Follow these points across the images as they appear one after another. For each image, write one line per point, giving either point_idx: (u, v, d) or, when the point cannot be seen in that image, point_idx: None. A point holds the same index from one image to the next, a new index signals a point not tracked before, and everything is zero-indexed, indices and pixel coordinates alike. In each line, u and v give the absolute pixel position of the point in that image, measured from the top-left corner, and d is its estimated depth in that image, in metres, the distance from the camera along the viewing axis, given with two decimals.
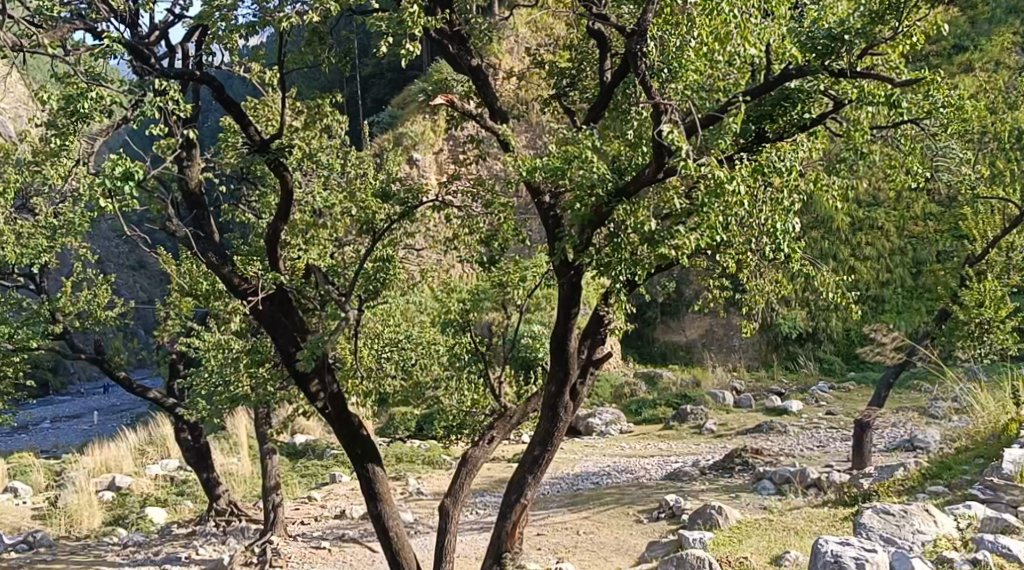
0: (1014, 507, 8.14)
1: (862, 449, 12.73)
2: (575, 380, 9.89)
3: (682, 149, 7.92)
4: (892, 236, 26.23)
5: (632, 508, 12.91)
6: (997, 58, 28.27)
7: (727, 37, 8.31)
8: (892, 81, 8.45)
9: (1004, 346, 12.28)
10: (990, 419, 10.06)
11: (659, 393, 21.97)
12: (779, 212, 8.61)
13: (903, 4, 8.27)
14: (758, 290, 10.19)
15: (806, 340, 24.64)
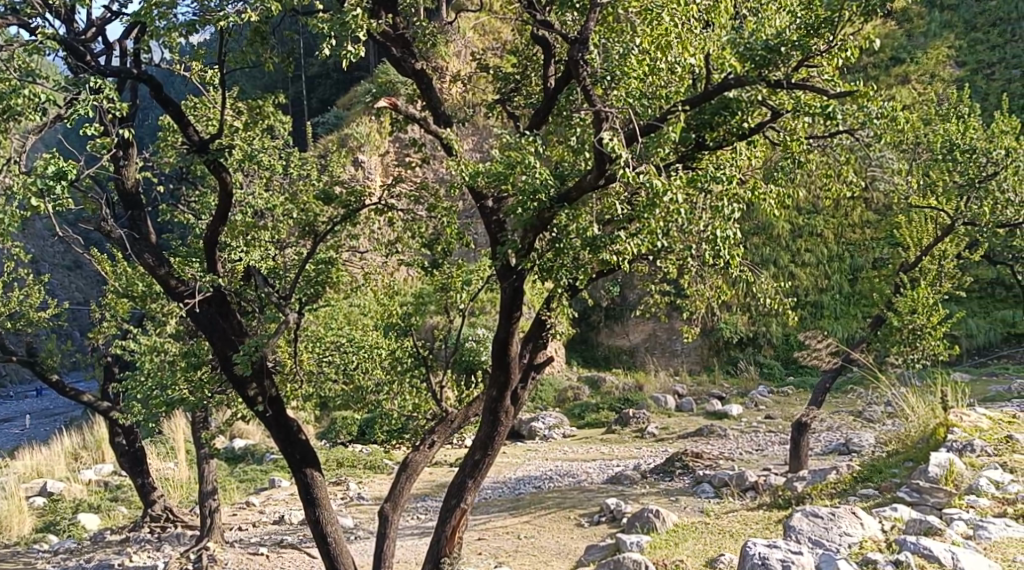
0: (938, 509, 8.34)
1: (798, 452, 12.95)
2: (517, 384, 9.92)
3: (620, 156, 8.23)
4: (830, 242, 26.65)
5: (573, 512, 12.97)
6: (933, 71, 28.87)
7: (668, 47, 8.94)
8: (827, 93, 8.65)
9: (936, 352, 12.55)
10: (920, 423, 10.35)
11: (602, 396, 22.06)
12: (718, 219, 8.78)
13: (837, 18, 8.42)
14: (698, 295, 10.35)
15: (747, 345, 24.96)
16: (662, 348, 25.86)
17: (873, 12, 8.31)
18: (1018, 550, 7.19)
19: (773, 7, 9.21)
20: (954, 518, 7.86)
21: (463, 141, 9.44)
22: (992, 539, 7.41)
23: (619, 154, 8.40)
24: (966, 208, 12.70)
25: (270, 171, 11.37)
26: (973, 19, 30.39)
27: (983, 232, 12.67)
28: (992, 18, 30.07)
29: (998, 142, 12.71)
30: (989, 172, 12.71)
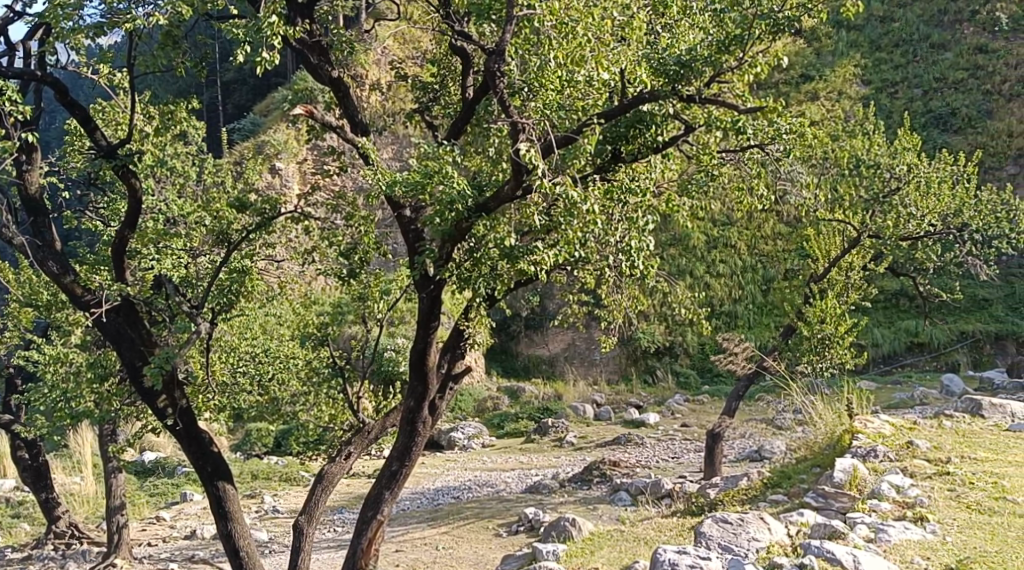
0: (843, 513, 8.54)
1: (713, 460, 13.17)
2: (435, 394, 9.89)
3: (538, 168, 8.31)
4: (744, 253, 27.16)
5: (491, 522, 12.97)
6: (840, 89, 29.70)
7: (582, 60, 8.94)
8: (737, 109, 9.05)
9: (843, 361, 12.83)
10: (827, 430, 10.69)
11: (522, 406, 22.10)
12: (634, 231, 8.90)
13: (747, 37, 8.76)
14: (616, 304, 10.48)
15: (663, 354, 25.32)
16: (581, 358, 26.01)
17: (780, 31, 8.68)
18: (915, 552, 7.43)
19: (686, 24, 9.48)
20: (857, 522, 8.07)
21: (380, 150, 9.40)
22: (892, 542, 7.65)
23: (536, 165, 8.41)
24: (871, 221, 13.20)
25: (182, 178, 11.14)
26: (877, 39, 31.39)
27: (886, 244, 13.26)
28: (895, 40, 31.12)
29: (900, 157, 13.49)
30: (892, 187, 13.48)
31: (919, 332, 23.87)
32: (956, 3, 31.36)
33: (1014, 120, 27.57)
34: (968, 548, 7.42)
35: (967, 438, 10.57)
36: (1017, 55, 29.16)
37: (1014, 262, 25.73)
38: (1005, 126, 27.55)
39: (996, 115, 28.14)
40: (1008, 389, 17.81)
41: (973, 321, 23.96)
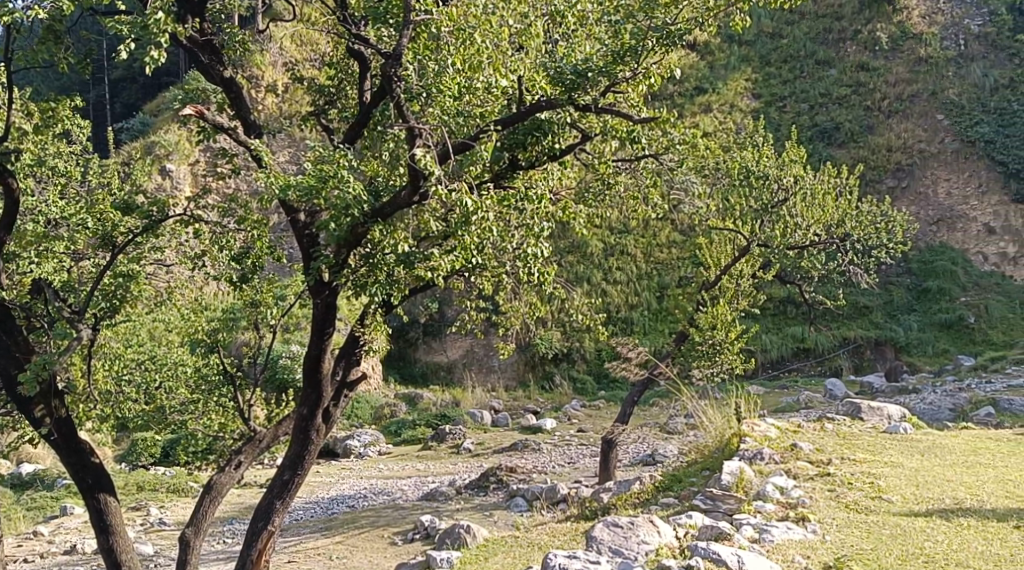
0: (729, 514, 8.73)
1: (607, 464, 13.33)
2: (329, 402, 9.76)
3: (434, 173, 8.43)
4: (640, 261, 27.55)
5: (387, 530, 12.85)
6: (732, 102, 30.47)
7: (479, 68, 8.82)
8: (632, 117, 9.22)
9: (733, 366, 13.22)
10: (717, 433, 10.93)
11: (419, 413, 21.96)
12: (531, 236, 9.14)
13: (641, 48, 9.09)
14: (514, 311, 10.58)
15: (561, 359, 25.47)
16: (479, 364, 26.01)
17: (672, 43, 9.02)
18: (797, 551, 7.66)
19: (583, 33, 9.62)
20: (742, 523, 8.27)
21: (274, 153, 9.19)
22: (775, 542, 7.87)
23: (432, 172, 8.48)
24: (760, 230, 13.60)
25: (63, 178, 10.71)
26: (767, 55, 32.20)
27: (775, 252, 13.63)
28: (783, 55, 32.00)
29: (788, 169, 13.92)
30: (780, 198, 13.89)
31: (805, 338, 24.65)
32: (840, 21, 32.46)
33: (892, 136, 28.99)
34: (845, 546, 7.68)
35: (847, 441, 10.95)
36: (895, 74, 30.50)
37: (892, 271, 26.83)
38: (884, 140, 28.94)
39: (876, 131, 29.37)
40: (886, 393, 18.56)
41: (854, 328, 24.95)
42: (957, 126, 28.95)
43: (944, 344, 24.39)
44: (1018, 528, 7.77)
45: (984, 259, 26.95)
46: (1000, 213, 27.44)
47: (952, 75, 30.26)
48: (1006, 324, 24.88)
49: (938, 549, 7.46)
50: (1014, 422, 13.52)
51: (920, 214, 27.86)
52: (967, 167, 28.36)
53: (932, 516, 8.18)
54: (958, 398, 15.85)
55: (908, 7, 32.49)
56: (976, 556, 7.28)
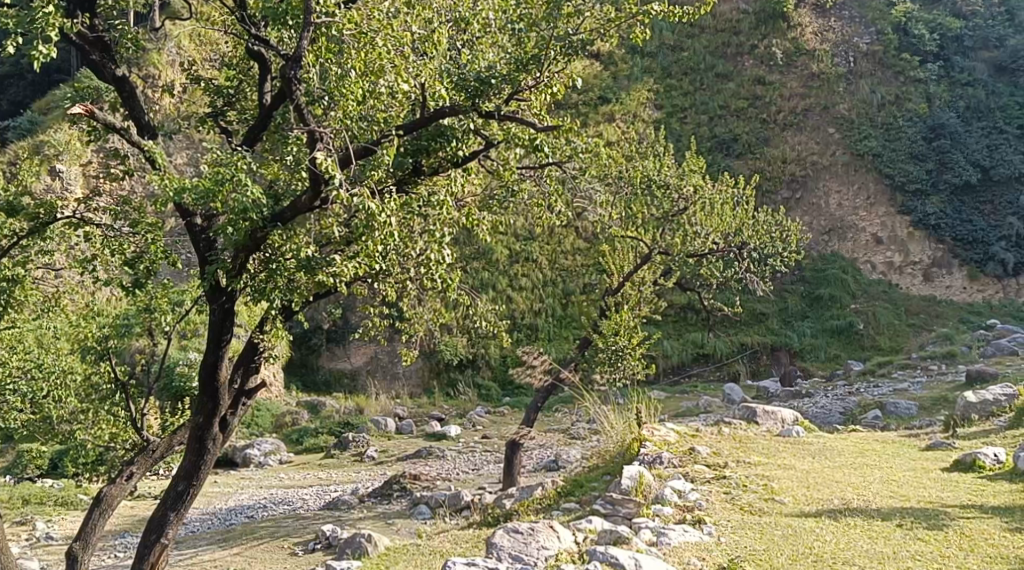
0: (629, 519, 8.82)
1: (511, 470, 13.36)
2: (226, 410, 9.58)
3: (335, 178, 8.37)
4: (545, 267, 27.38)
5: (287, 541, 12.59)
6: (635, 112, 30.46)
7: (381, 71, 8.97)
8: (535, 127, 9.43)
9: (635, 371, 13.50)
10: (618, 438, 11.07)
11: (322, 420, 21.64)
12: (435, 242, 9.17)
13: (544, 57, 9.30)
14: (418, 318, 10.61)
15: (465, 366, 25.36)
16: (383, 372, 25.79)
17: (575, 53, 9.34)
18: (693, 554, 7.80)
19: (486, 41, 9.79)
20: (641, 527, 8.38)
21: (168, 154, 8.90)
22: (672, 545, 8.00)
23: (332, 175, 8.49)
24: (661, 238, 13.89)
25: None
26: (668, 66, 32.11)
27: (675, 260, 13.92)
28: (684, 68, 32.00)
29: (688, 179, 14.24)
30: (681, 207, 14.14)
31: (705, 344, 25.16)
32: (739, 35, 32.81)
33: (787, 148, 29.86)
34: (739, 547, 7.85)
35: (743, 444, 11.20)
36: (790, 88, 31.28)
37: (787, 279, 27.59)
38: (779, 153, 29.81)
39: (773, 143, 30.15)
40: (780, 397, 19.08)
41: (752, 334, 25.60)
42: (848, 140, 30.00)
43: (836, 349, 25.26)
44: (901, 527, 8.06)
45: (872, 268, 28.19)
46: (887, 224, 28.73)
47: (843, 91, 31.08)
48: (892, 330, 25.95)
49: (826, 548, 7.67)
50: (900, 424, 14.09)
51: (813, 224, 28.93)
52: (856, 180, 29.50)
53: (822, 517, 8.42)
54: (848, 402, 16.39)
55: (801, 23, 32.81)
56: (861, 554, 7.52)
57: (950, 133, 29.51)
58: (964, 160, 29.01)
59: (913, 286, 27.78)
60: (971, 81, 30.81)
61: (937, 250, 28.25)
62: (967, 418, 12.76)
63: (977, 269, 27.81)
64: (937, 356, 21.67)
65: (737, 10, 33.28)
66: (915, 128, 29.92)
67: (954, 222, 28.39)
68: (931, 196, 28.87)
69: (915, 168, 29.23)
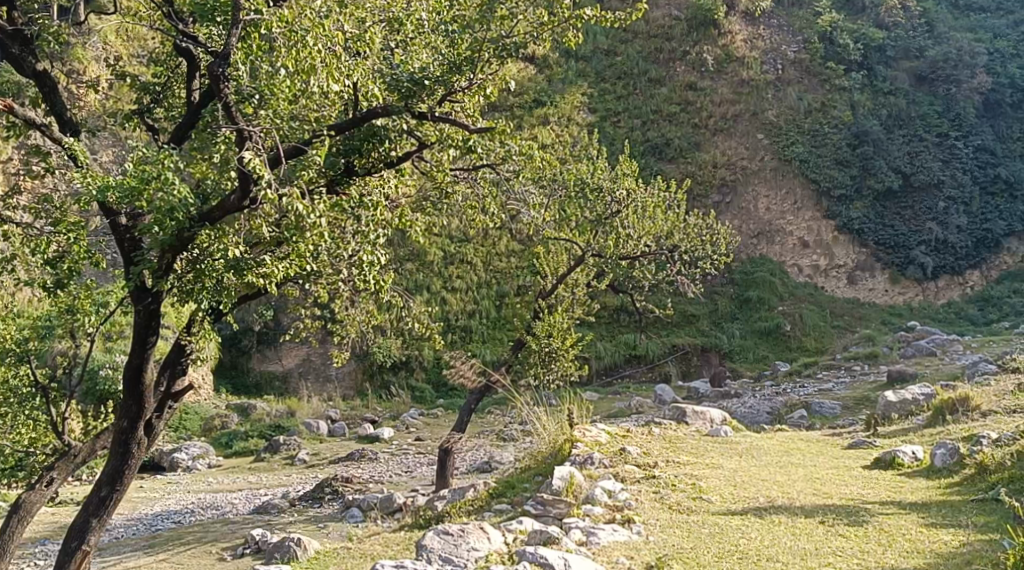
0: (559, 519, 8.86)
1: (443, 472, 13.37)
2: (152, 414, 9.42)
3: (263, 178, 8.31)
4: (478, 269, 27.21)
5: (215, 546, 12.39)
6: (568, 115, 30.52)
7: (312, 71, 8.76)
8: (469, 129, 9.62)
9: (567, 372, 13.65)
10: (550, 439, 11.13)
11: (252, 424, 21.32)
12: (367, 244, 9.26)
13: (478, 59, 9.49)
14: (350, 320, 10.62)
15: (399, 368, 25.19)
16: (315, 374, 25.53)
17: (507, 56, 9.55)
18: (621, 553, 7.87)
19: (420, 42, 9.83)
20: (571, 526, 8.42)
21: (90, 152, 8.71)
22: (601, 545, 8.07)
23: (261, 175, 8.36)
24: (594, 240, 14.04)
25: None
26: (602, 71, 32.28)
27: (608, 263, 14.09)
28: (617, 72, 32.19)
29: (621, 182, 14.25)
30: (613, 210, 14.22)
31: (637, 345, 25.34)
32: (671, 40, 32.82)
33: (718, 153, 30.30)
34: (666, 546, 7.94)
35: (673, 444, 11.34)
36: (720, 93, 31.51)
37: (717, 281, 27.98)
38: (710, 157, 30.25)
39: (703, 147, 30.58)
40: (710, 398, 19.35)
41: (683, 335, 25.96)
42: (777, 146, 30.49)
43: (764, 350, 25.73)
44: (823, 523, 8.24)
45: (799, 270, 28.88)
46: (813, 228, 29.43)
47: (771, 97, 31.48)
48: (818, 331, 26.56)
49: (751, 545, 7.81)
50: (824, 424, 14.41)
51: (742, 227, 29.43)
52: (784, 184, 30.01)
53: (747, 514, 8.56)
54: (775, 401, 16.70)
55: (732, 31, 32.77)
56: (784, 550, 7.67)
57: (873, 140, 30.17)
58: (886, 166, 29.98)
59: (838, 289, 28.62)
60: (893, 89, 31.58)
61: (860, 254, 29.19)
62: (888, 418, 13.08)
63: (898, 272, 28.90)
64: (860, 356, 22.20)
65: (670, 17, 33.14)
66: (840, 134, 30.51)
67: (876, 227, 29.43)
68: (855, 201, 29.73)
69: (840, 174, 29.91)
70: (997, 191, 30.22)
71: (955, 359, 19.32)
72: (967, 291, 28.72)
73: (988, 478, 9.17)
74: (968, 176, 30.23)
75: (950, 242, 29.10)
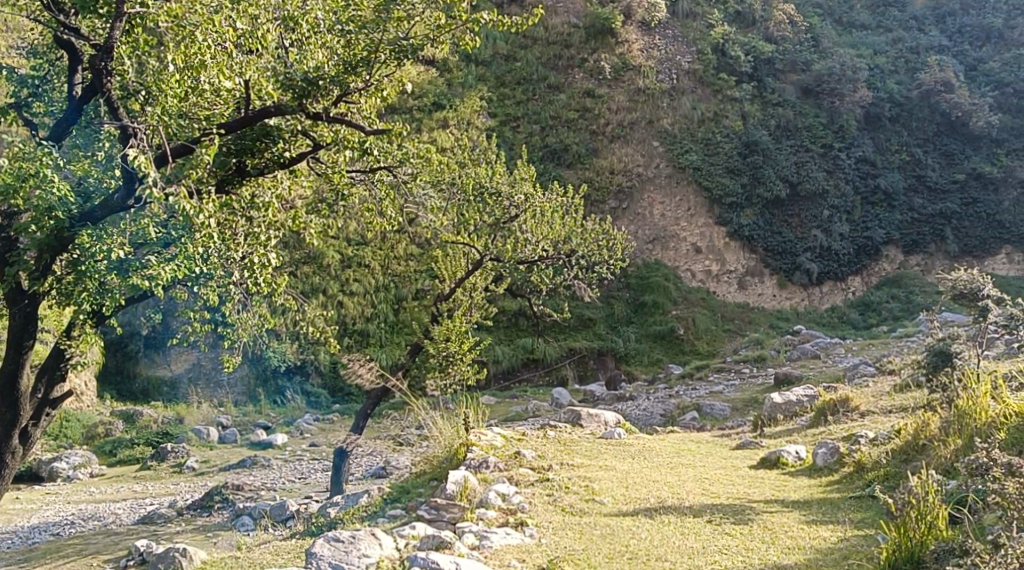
0: (453, 523, 8.78)
1: (338, 477, 13.17)
2: (27, 421, 9.29)
3: (149, 175, 8.11)
4: (377, 273, 26.65)
5: (97, 559, 11.96)
6: (467, 120, 30.02)
7: (202, 67, 8.90)
8: (364, 130, 9.89)
9: (465, 377, 13.57)
10: (445, 443, 11.10)
11: (138, 431, 20.63)
12: (258, 246, 9.23)
13: (374, 60, 9.57)
14: (241, 324, 10.33)
15: (294, 373, 24.57)
16: (206, 379, 24.89)
17: (405, 58, 9.60)
18: (513, 556, 7.88)
19: (315, 42, 9.70)
20: (464, 530, 8.39)
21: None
22: (494, 548, 8.07)
23: (146, 173, 8.22)
24: (493, 245, 13.94)
25: None
26: (502, 75, 31.80)
27: (506, 266, 14.05)
28: (517, 77, 31.81)
29: (518, 187, 14.38)
30: (511, 214, 14.31)
31: (535, 349, 25.38)
32: (569, 47, 32.56)
33: (615, 160, 30.61)
34: (558, 548, 7.99)
35: (567, 447, 11.42)
36: (617, 101, 31.60)
37: (614, 286, 28.32)
38: (607, 164, 30.55)
39: (601, 154, 30.79)
40: (605, 400, 19.63)
41: (579, 339, 26.18)
42: (670, 154, 31.06)
43: (658, 353, 26.28)
44: (711, 523, 8.39)
45: (692, 276, 29.57)
46: (705, 234, 30.23)
47: (666, 106, 31.88)
48: (709, 334, 27.34)
49: (641, 545, 7.91)
50: (715, 425, 14.73)
51: (637, 233, 29.94)
52: (678, 192, 30.70)
53: (638, 515, 8.67)
54: (668, 404, 16.94)
55: (629, 40, 32.95)
56: (673, 549, 7.79)
57: (762, 150, 30.99)
58: (775, 175, 30.86)
59: (728, 293, 29.56)
60: (781, 100, 32.46)
61: (750, 259, 30.19)
62: (775, 418, 13.46)
63: (785, 278, 30.08)
64: (749, 359, 22.75)
65: (568, 23, 32.95)
66: (731, 144, 31.24)
67: (765, 233, 30.43)
68: (745, 209, 30.54)
69: (731, 182, 30.67)
70: (877, 201, 31.63)
71: (838, 362, 20.04)
72: (850, 296, 30.16)
73: (865, 476, 9.49)
74: (851, 186, 31.58)
75: (834, 249, 30.47)
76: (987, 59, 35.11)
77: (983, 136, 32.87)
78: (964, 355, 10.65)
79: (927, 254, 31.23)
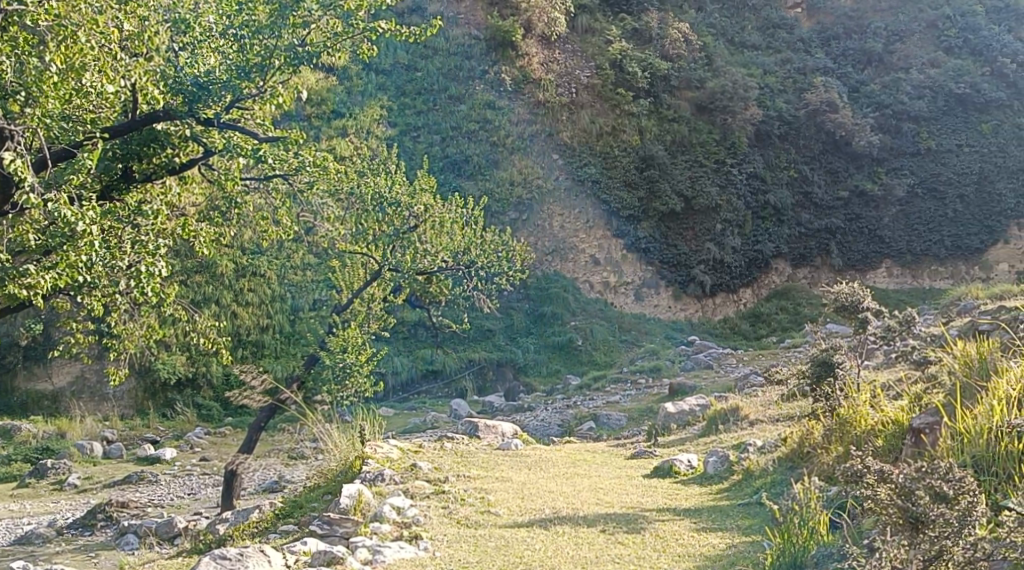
0: (346, 538, 8.63)
1: (229, 493, 12.85)
2: None
3: (27, 179, 7.91)
4: (273, 282, 25.17)
5: None
6: (368, 128, 29.83)
7: (84, 70, 9.03)
8: (258, 136, 10.17)
9: (362, 389, 13.18)
10: (340, 456, 10.87)
11: (16, 447, 19.75)
12: (146, 254, 8.93)
13: (267, 67, 10.02)
14: (127, 335, 10.21)
15: (183, 386, 23.93)
16: (91, 393, 23.92)
17: (298, 65, 10.10)
18: None
19: (208, 46, 9.98)
20: (357, 545, 8.27)
21: None
22: (386, 562, 7.95)
23: (23, 178, 7.98)
24: (390, 255, 13.91)
25: None
26: (402, 85, 31.73)
27: (404, 277, 13.97)
28: (417, 87, 31.78)
29: (418, 198, 14.03)
30: (410, 224, 14.08)
31: (434, 361, 25.19)
32: (470, 59, 32.46)
33: (514, 171, 30.67)
34: (451, 561, 7.92)
35: (463, 458, 11.38)
36: (517, 113, 31.59)
37: (513, 296, 28.40)
38: (508, 175, 30.52)
39: (500, 165, 30.71)
40: (503, 412, 19.61)
41: (479, 350, 26.15)
42: (569, 167, 31.29)
43: (556, 364, 26.49)
44: (604, 532, 8.43)
45: (590, 286, 29.88)
46: (603, 246, 30.63)
47: (565, 119, 31.78)
48: (606, 345, 27.43)
49: (534, 556, 7.89)
50: (611, 435, 14.91)
51: (537, 245, 30.09)
52: (577, 204, 30.91)
53: (532, 526, 8.67)
54: (564, 415, 17.02)
55: (529, 53, 32.50)
56: (566, 560, 7.79)
57: (658, 164, 31.68)
58: (670, 190, 31.51)
59: (626, 305, 29.94)
60: (676, 116, 32.83)
61: (646, 270, 30.72)
62: (668, 427, 13.68)
63: (680, 289, 30.82)
64: (645, 369, 23.03)
65: (469, 35, 32.82)
66: (628, 158, 31.63)
67: (660, 246, 31.10)
68: (641, 222, 31.14)
69: (628, 196, 31.17)
70: (766, 216, 32.68)
71: (729, 372, 20.42)
72: (741, 308, 31.25)
73: (753, 483, 9.73)
74: (742, 201, 32.43)
75: (726, 262, 31.37)
76: (868, 82, 36.19)
77: (864, 155, 34.40)
78: (845, 365, 10.97)
79: (814, 267, 33.13)
